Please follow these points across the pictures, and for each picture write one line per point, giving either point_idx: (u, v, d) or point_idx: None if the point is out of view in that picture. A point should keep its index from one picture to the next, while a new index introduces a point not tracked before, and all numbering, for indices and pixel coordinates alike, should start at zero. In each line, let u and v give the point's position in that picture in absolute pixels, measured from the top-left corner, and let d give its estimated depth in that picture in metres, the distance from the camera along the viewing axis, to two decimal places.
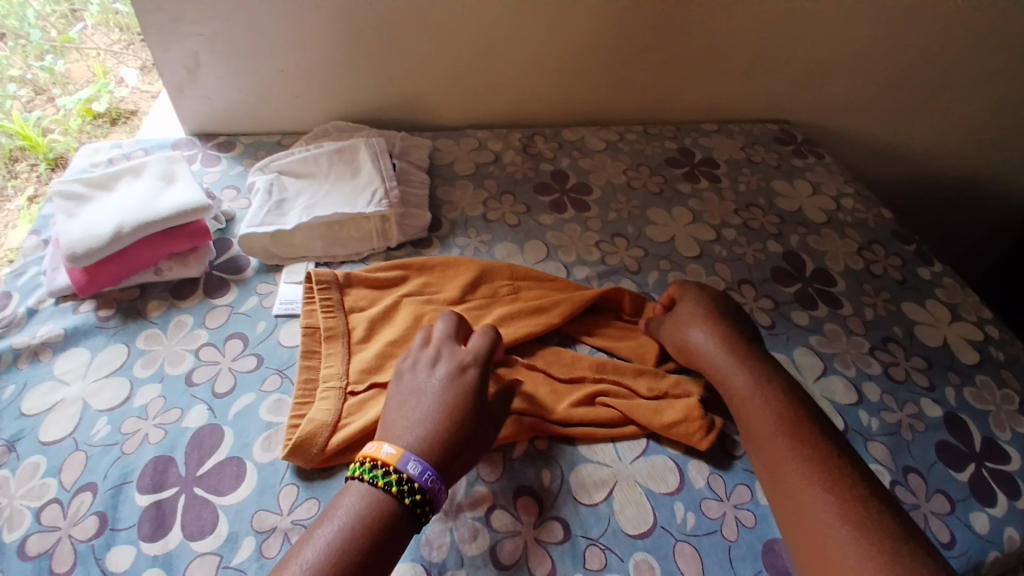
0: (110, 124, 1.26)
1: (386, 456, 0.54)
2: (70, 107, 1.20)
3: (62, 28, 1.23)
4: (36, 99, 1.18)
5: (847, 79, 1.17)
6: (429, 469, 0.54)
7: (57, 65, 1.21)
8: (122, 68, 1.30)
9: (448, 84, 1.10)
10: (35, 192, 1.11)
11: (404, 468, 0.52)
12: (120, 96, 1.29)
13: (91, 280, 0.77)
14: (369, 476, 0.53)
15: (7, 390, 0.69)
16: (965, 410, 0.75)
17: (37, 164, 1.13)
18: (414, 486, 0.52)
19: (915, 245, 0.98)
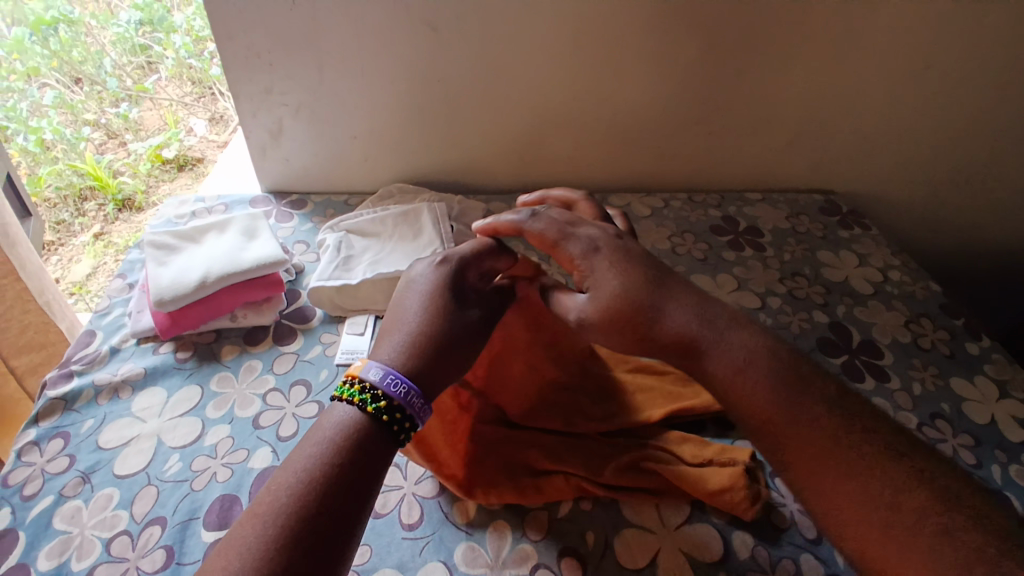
0: (177, 170, 1.39)
1: (352, 369, 0.51)
2: (141, 152, 1.36)
3: (138, 78, 1.42)
4: (108, 143, 1.37)
5: (893, 152, 1.19)
6: (395, 375, 0.51)
7: (131, 112, 1.40)
8: (192, 119, 1.46)
9: (503, 154, 1.17)
10: (99, 230, 1.29)
11: (366, 375, 0.50)
12: (189, 144, 1.42)
13: (175, 323, 0.84)
14: (339, 393, 0.50)
15: (87, 424, 0.76)
16: (1010, 487, 0.73)
17: (104, 204, 1.30)
18: (378, 393, 0.49)
19: (964, 319, 0.97)
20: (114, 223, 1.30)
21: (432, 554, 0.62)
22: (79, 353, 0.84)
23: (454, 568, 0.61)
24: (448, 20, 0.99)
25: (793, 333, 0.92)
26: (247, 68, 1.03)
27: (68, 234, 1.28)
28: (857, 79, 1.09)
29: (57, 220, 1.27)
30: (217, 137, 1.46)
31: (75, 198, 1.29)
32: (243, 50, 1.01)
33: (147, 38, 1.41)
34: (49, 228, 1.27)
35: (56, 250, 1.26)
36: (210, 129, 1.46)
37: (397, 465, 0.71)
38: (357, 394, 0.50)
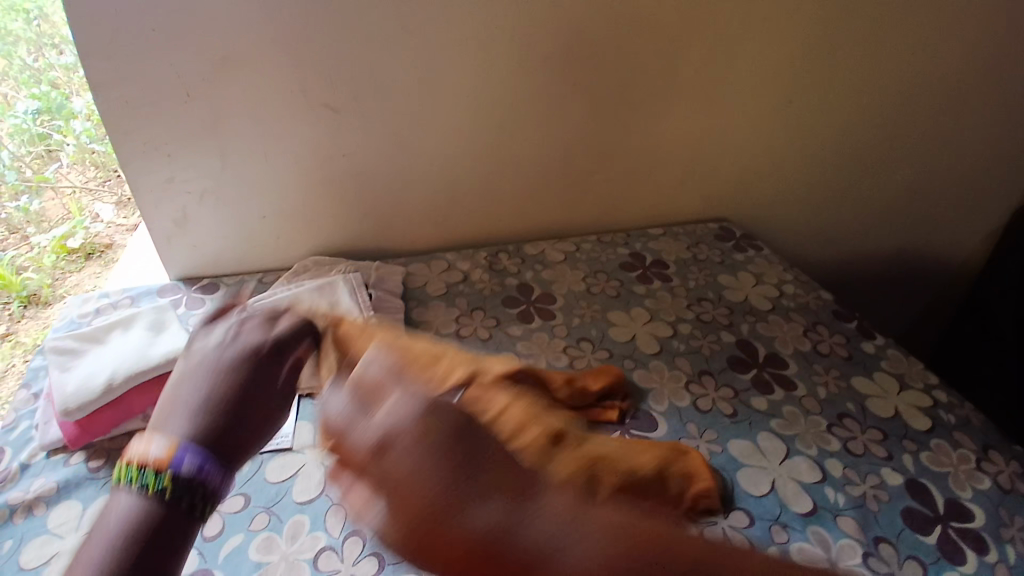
0: (84, 258, 1.37)
1: (154, 454, 0.44)
2: (44, 245, 1.30)
3: (37, 167, 1.30)
4: (10, 239, 1.27)
5: (772, 179, 1.33)
6: (208, 455, 0.45)
7: (31, 204, 1.29)
8: (97, 204, 1.39)
9: (417, 216, 1.21)
10: (5, 331, 1.23)
11: (176, 464, 0.44)
12: (95, 231, 1.39)
13: (85, 431, 0.79)
14: (126, 479, 0.45)
15: (4, 545, 0.69)
16: (924, 474, 0.80)
17: (8, 303, 1.24)
18: (175, 479, 0.43)
19: (856, 321, 1.07)
20: (19, 321, 1.24)
21: None
22: None
23: None
24: (347, 100, 1.03)
25: (705, 356, 0.98)
26: (146, 159, 1.02)
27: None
28: (729, 115, 1.21)
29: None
30: (125, 220, 1.44)
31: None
32: (140, 142, 1.00)
33: (46, 125, 1.29)
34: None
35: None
36: (117, 212, 1.43)
37: (333, 548, 0.69)
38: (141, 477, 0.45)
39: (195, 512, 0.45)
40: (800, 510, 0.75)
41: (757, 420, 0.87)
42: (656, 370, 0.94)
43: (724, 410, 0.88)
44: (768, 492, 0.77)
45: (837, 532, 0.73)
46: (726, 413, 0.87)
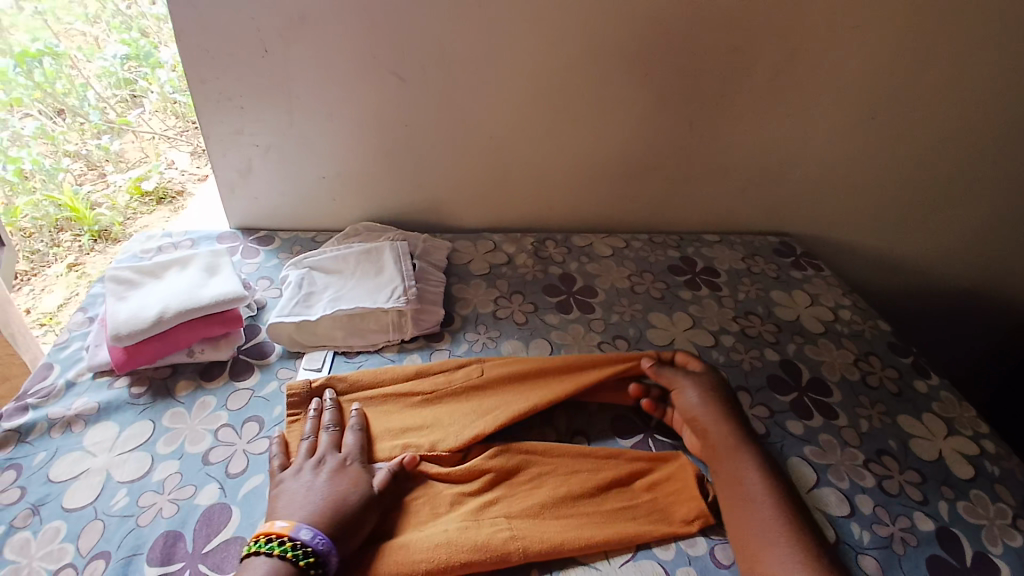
0: (155, 203, 1.43)
1: (279, 528, 0.60)
2: (120, 184, 1.40)
3: (121, 111, 1.40)
4: (88, 174, 1.39)
5: (843, 198, 1.26)
6: (321, 535, 0.60)
7: (111, 144, 1.40)
8: (173, 151, 1.50)
9: (470, 194, 1.21)
10: (73, 260, 1.32)
11: (297, 535, 0.59)
12: (169, 177, 1.47)
13: (131, 358, 0.84)
14: (266, 549, 0.59)
15: (37, 457, 0.75)
16: (958, 524, 0.75)
17: (79, 234, 1.32)
18: (307, 550, 0.58)
19: (913, 357, 1.01)
20: (88, 254, 1.32)
21: None
22: (35, 386, 0.83)
23: None
24: (414, 70, 1.04)
25: (744, 370, 0.94)
26: (219, 111, 1.07)
27: (42, 262, 1.31)
28: (805, 124, 1.14)
29: (31, 249, 1.30)
30: (198, 170, 1.51)
31: (50, 229, 1.31)
32: (215, 92, 1.05)
33: (133, 72, 1.37)
34: (22, 257, 1.29)
35: (30, 279, 1.30)
36: (191, 161, 1.51)
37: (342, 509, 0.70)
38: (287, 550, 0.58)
39: None
40: None
41: (790, 443, 0.83)
42: None
43: (756, 428, 0.85)
44: None
45: (857, 570, 0.69)
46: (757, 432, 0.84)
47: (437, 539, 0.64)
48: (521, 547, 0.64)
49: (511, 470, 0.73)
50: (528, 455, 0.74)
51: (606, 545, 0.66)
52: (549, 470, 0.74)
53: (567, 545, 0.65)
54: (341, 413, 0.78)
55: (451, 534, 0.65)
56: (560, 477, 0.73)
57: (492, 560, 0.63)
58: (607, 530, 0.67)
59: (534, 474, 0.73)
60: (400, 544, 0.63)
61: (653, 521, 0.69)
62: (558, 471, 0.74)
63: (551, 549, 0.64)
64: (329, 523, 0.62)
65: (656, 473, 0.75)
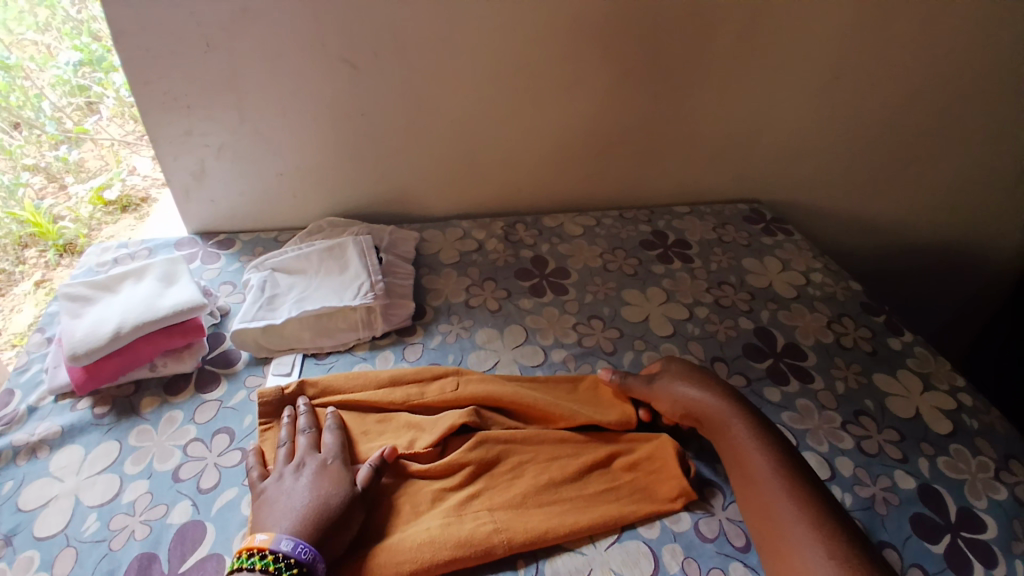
0: (120, 211, 1.38)
1: (260, 542, 0.58)
2: (83, 195, 1.33)
3: (77, 119, 1.30)
4: (48, 187, 1.30)
5: (809, 161, 1.26)
6: (304, 544, 0.59)
7: (70, 154, 1.31)
8: (136, 157, 1.41)
9: (436, 181, 1.18)
10: (41, 277, 1.25)
11: (277, 547, 0.57)
12: (133, 183, 1.41)
13: (90, 377, 0.80)
14: (248, 564, 0.57)
15: (6, 485, 0.72)
16: (939, 481, 0.76)
17: (46, 250, 1.26)
18: (290, 561, 0.57)
19: (884, 316, 1.02)
20: (55, 270, 1.25)
21: None
22: None
23: None
24: (368, 57, 1.00)
25: (720, 341, 0.94)
26: (165, 111, 1.02)
27: (9, 283, 1.22)
28: (768, 88, 1.13)
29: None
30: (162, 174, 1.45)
31: (14, 246, 1.23)
32: (158, 93, 1.00)
33: (86, 78, 1.26)
34: None
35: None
36: (155, 165, 1.44)
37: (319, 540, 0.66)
38: (270, 564, 0.57)
39: None
40: None
41: (768, 411, 0.83)
42: (666, 353, 0.91)
43: None
44: None
45: None
46: None
47: (420, 540, 0.63)
48: (505, 541, 0.63)
49: (490, 462, 0.71)
50: (507, 446, 0.73)
51: (590, 530, 0.65)
52: (528, 458, 0.73)
53: (551, 533, 0.64)
54: (315, 416, 0.76)
55: (433, 533, 0.63)
56: (541, 463, 0.72)
57: (476, 556, 0.62)
58: (590, 515, 0.67)
59: (513, 463, 0.72)
60: (383, 548, 0.62)
61: (635, 501, 0.69)
62: (538, 459, 0.73)
63: (533, 540, 0.64)
64: (312, 528, 0.60)
65: (637, 453, 0.74)
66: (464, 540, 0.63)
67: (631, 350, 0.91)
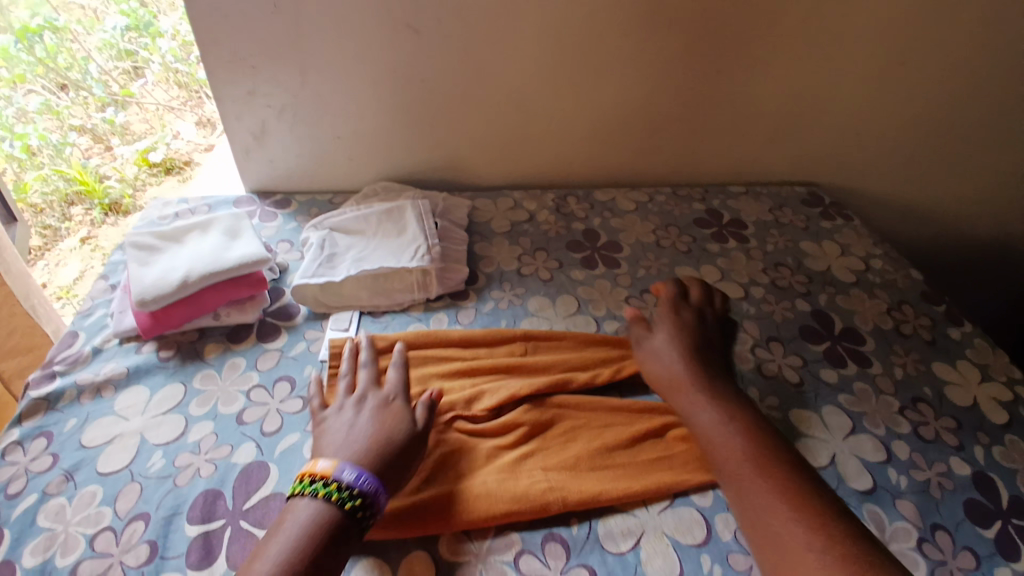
0: (164, 173, 1.39)
1: (322, 469, 0.60)
2: (128, 157, 1.36)
3: (123, 82, 1.37)
4: (94, 147, 1.36)
5: (875, 144, 1.21)
6: (365, 475, 0.60)
7: (116, 116, 1.37)
8: (179, 122, 1.44)
9: (489, 150, 1.18)
10: (86, 233, 1.32)
11: (341, 476, 0.59)
12: (176, 148, 1.42)
13: (157, 322, 0.84)
14: (310, 490, 0.58)
15: (69, 423, 0.75)
16: (993, 469, 0.74)
17: (90, 208, 1.32)
18: (353, 491, 0.58)
19: (946, 306, 0.98)
20: (99, 228, 1.32)
21: (414, 543, 0.62)
22: (63, 352, 0.84)
23: (438, 556, 0.61)
24: (426, 23, 1.00)
25: (776, 322, 0.92)
26: (230, 72, 1.04)
27: (55, 238, 1.30)
28: (838, 66, 1.09)
29: (42, 224, 1.29)
30: (204, 140, 1.45)
31: (60, 203, 1.30)
32: (225, 54, 1.02)
33: (133, 42, 1.34)
34: (34, 232, 1.29)
35: (43, 255, 1.29)
36: (198, 132, 1.45)
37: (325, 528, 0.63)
38: (333, 492, 0.58)
39: (362, 522, 0.58)
40: (858, 487, 0.71)
41: (824, 393, 0.82)
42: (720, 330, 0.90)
43: (789, 378, 0.84)
44: (826, 465, 0.73)
45: (892, 513, 0.68)
46: (790, 381, 0.83)
47: (478, 493, 0.64)
48: (563, 499, 0.64)
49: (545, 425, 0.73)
50: (562, 412, 0.74)
51: (645, 495, 0.66)
52: (581, 423, 0.73)
53: (607, 494, 0.65)
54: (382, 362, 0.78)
55: (490, 486, 0.65)
56: (594, 428, 0.73)
57: (533, 512, 0.63)
58: (645, 481, 0.67)
59: (568, 427, 0.73)
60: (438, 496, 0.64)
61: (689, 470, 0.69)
62: (591, 425, 0.73)
63: (587, 500, 0.65)
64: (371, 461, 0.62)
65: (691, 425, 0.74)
66: (522, 495, 0.64)
67: None
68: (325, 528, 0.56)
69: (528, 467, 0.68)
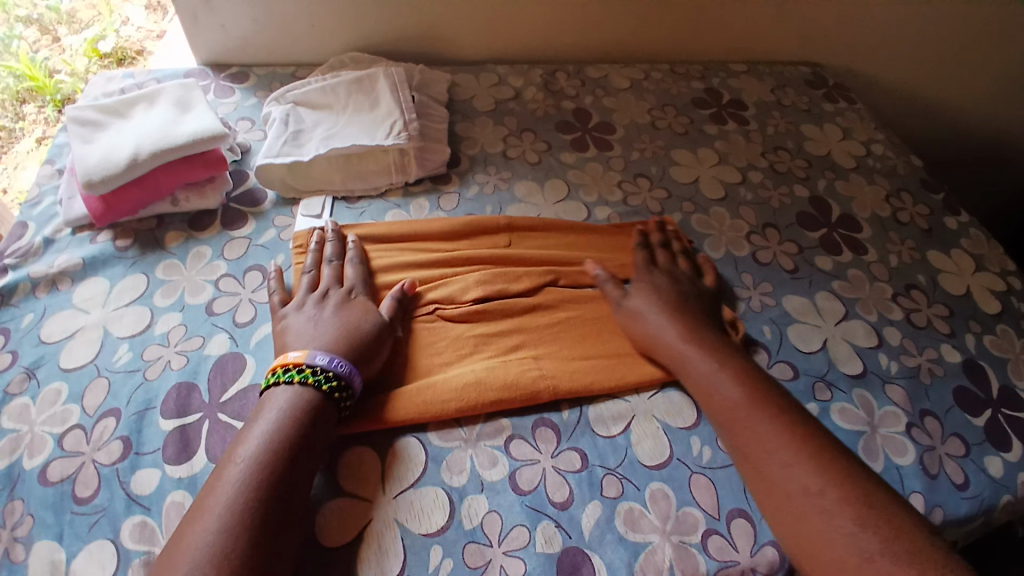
0: (115, 65, 1.22)
1: (294, 358, 0.58)
2: (77, 48, 1.19)
3: None
4: (42, 40, 1.17)
5: (891, 16, 1.11)
6: (338, 360, 0.59)
7: (63, 4, 1.19)
8: (128, 7, 1.27)
9: (470, 18, 1.05)
10: (42, 136, 1.14)
11: (314, 361, 0.58)
12: (127, 36, 1.25)
13: (109, 208, 0.76)
14: (286, 378, 0.57)
15: (26, 318, 0.70)
16: (984, 357, 0.74)
17: (44, 106, 1.14)
18: (328, 374, 0.58)
19: (943, 194, 0.95)
20: (55, 128, 1.14)
21: (403, 431, 0.60)
22: (12, 245, 0.76)
23: (427, 442, 0.60)
24: None
25: (773, 208, 0.88)
26: None
27: (10, 141, 1.12)
28: None
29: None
30: (156, 27, 1.29)
31: (12, 102, 1.12)
32: None
33: None
34: None
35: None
36: (148, 17, 1.28)
37: None
38: (308, 376, 0.57)
39: (341, 404, 0.58)
40: (849, 371, 0.71)
41: (818, 279, 0.80)
42: (715, 217, 0.86)
43: (783, 265, 0.81)
44: (817, 350, 0.72)
45: (881, 398, 0.69)
46: (785, 268, 0.81)
47: (468, 381, 0.62)
48: (554, 388, 0.63)
49: (536, 316, 0.70)
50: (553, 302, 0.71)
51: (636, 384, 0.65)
52: (574, 313, 0.71)
53: (597, 383, 0.64)
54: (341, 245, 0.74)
55: (481, 375, 0.63)
56: (586, 317, 0.71)
57: (522, 402, 0.62)
58: (636, 370, 0.66)
59: (559, 316, 0.70)
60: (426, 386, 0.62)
61: None
62: (584, 314, 0.71)
63: (578, 386, 0.63)
64: (349, 349, 0.61)
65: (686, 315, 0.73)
66: (513, 383, 0.63)
67: (679, 212, 0.86)
68: (304, 415, 0.55)
69: (518, 357, 0.66)
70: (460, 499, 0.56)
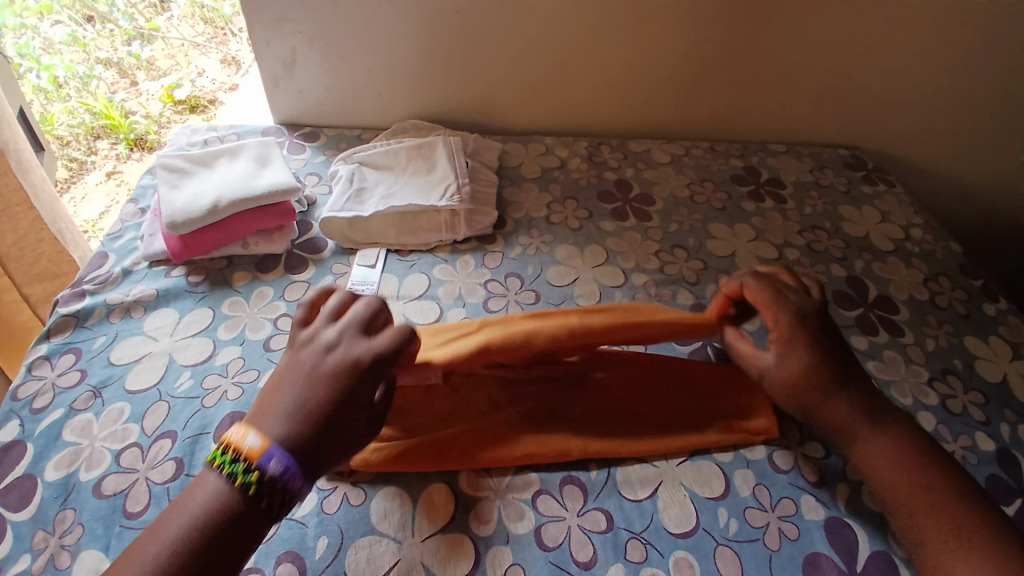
0: (187, 111, 1.36)
1: (248, 446, 0.47)
2: (155, 93, 1.36)
3: (149, 16, 1.37)
4: (120, 82, 1.37)
5: (931, 106, 1.15)
6: (294, 461, 0.48)
7: (142, 51, 1.37)
8: (203, 59, 1.42)
9: (521, 94, 1.14)
10: (111, 168, 1.31)
11: (265, 465, 0.47)
12: (201, 86, 1.39)
13: (186, 247, 0.84)
14: (225, 466, 0.47)
15: (99, 341, 0.76)
16: (1016, 446, 0.72)
17: (118, 142, 1.31)
18: (272, 481, 0.47)
19: (982, 281, 0.95)
20: (125, 162, 1.31)
21: (436, 477, 0.63)
22: (92, 273, 0.84)
23: (458, 489, 0.62)
24: None
25: (809, 285, 0.90)
26: None
27: (81, 171, 1.29)
28: (900, 16, 1.02)
29: (70, 158, 1.29)
30: (228, 79, 1.41)
31: (87, 137, 1.30)
32: None
33: None
34: (62, 164, 1.28)
35: (70, 187, 1.28)
36: (221, 70, 1.41)
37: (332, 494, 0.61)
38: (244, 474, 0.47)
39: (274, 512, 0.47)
40: None
41: None
42: None
43: None
44: None
45: None
46: None
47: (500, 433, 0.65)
48: (583, 447, 0.65)
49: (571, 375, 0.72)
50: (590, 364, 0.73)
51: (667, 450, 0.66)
52: (608, 374, 0.73)
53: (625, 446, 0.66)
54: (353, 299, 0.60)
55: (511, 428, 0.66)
56: (621, 379, 0.72)
57: (552, 458, 0.64)
58: (667, 436, 0.67)
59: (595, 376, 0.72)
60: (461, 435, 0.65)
61: (712, 428, 0.69)
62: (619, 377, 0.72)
63: (607, 446, 0.65)
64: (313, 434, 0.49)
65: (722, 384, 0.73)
66: (543, 441, 0.65)
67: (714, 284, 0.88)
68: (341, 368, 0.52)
69: (550, 413, 0.68)
70: (484, 547, 0.58)
